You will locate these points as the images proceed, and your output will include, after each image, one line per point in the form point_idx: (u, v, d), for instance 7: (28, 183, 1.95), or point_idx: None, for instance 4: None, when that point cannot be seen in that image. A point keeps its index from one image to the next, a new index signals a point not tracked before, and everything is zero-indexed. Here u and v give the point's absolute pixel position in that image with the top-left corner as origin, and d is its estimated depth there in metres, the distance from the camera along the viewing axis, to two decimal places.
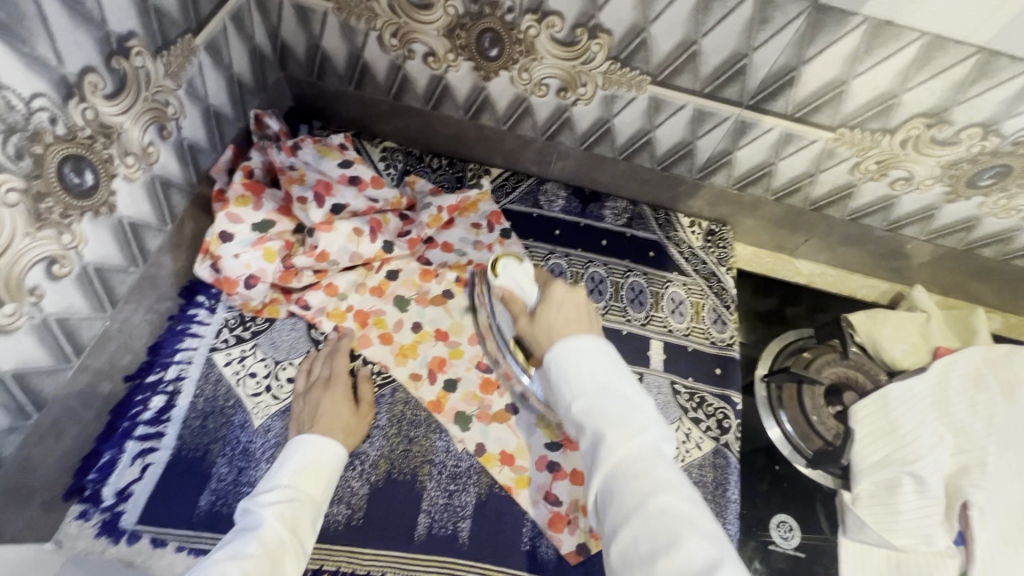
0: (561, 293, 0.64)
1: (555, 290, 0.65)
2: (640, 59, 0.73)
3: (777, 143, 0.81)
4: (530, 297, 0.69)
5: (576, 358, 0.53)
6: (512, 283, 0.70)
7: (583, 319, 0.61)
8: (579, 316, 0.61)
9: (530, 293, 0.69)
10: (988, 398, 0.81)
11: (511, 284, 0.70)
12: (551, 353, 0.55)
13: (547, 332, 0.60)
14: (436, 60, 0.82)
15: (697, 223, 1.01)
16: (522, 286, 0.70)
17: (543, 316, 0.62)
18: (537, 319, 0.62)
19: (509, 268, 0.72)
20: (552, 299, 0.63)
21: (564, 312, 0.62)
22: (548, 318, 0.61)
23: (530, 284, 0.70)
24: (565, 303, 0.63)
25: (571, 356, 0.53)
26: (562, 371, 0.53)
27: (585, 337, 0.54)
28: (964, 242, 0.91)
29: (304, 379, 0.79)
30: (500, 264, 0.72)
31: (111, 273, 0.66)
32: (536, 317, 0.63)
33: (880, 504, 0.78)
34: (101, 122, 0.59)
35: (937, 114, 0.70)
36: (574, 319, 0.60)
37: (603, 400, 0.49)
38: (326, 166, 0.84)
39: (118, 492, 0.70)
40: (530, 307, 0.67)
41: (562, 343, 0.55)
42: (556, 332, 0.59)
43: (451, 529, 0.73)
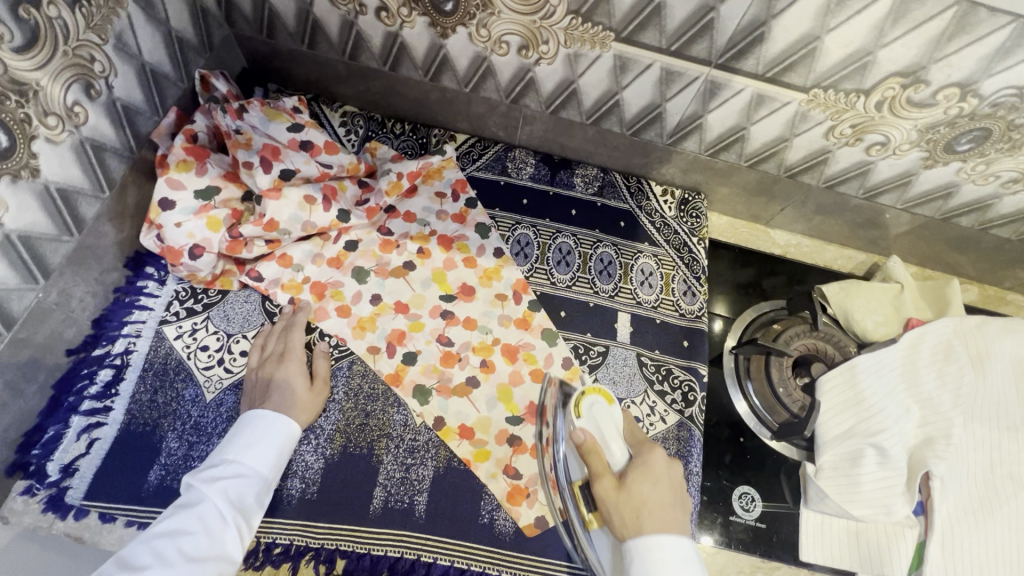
0: (658, 463, 0.62)
1: (653, 458, 0.62)
2: (603, 13, 0.68)
3: (749, 106, 0.77)
4: (617, 453, 0.63)
5: (664, 569, 0.54)
6: (597, 429, 0.64)
7: (672, 509, 0.58)
8: (673, 501, 0.60)
9: (617, 448, 0.63)
10: (955, 369, 0.81)
11: (594, 429, 0.64)
12: (631, 544, 0.56)
13: (638, 509, 0.57)
14: (389, 16, 0.77)
15: (669, 192, 0.98)
16: (605, 434, 0.64)
17: (635, 486, 0.59)
18: (628, 488, 0.59)
19: (595, 411, 0.65)
20: (648, 470, 0.61)
21: (657, 490, 0.60)
22: (642, 493, 0.59)
23: (615, 438, 0.64)
24: (661, 479, 0.61)
25: (657, 562, 0.54)
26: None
27: (678, 542, 0.55)
28: (941, 210, 0.88)
29: (257, 353, 0.76)
30: (586, 401, 0.66)
31: (41, 242, 0.63)
32: (627, 484, 0.59)
33: (842, 476, 0.77)
34: (12, 78, 0.55)
35: (914, 73, 0.66)
36: (665, 505, 0.58)
37: None
38: (275, 129, 0.80)
39: (63, 467, 0.68)
40: (615, 469, 0.62)
41: (647, 541, 0.55)
42: (646, 515, 0.57)
43: (407, 502, 0.72)
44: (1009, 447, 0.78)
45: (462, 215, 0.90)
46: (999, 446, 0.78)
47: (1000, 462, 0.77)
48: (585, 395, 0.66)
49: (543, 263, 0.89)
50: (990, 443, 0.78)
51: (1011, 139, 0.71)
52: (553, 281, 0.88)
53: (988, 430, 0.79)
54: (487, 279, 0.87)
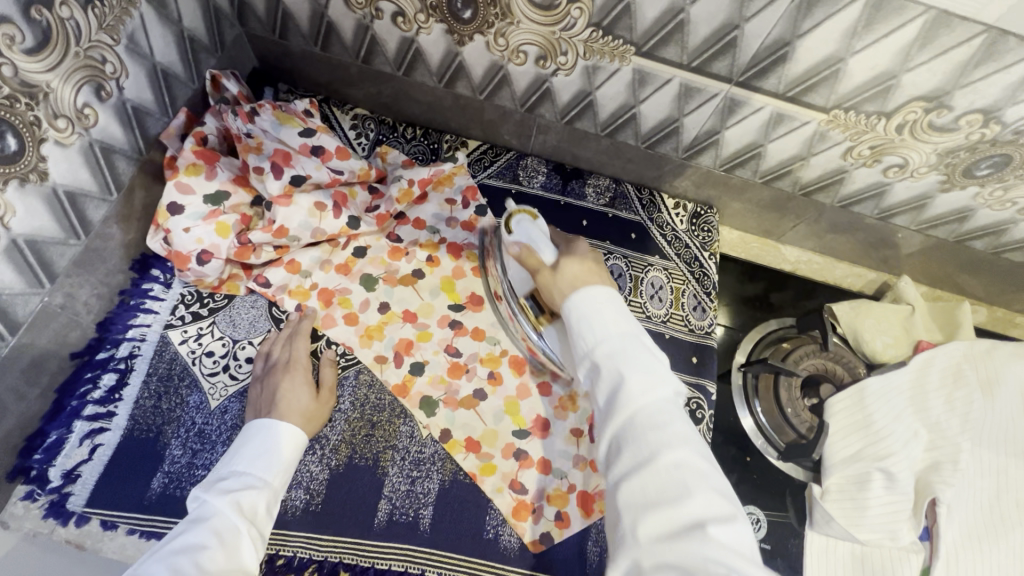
0: (584, 249, 0.67)
1: (578, 245, 0.68)
2: (624, 27, 0.67)
3: (767, 123, 0.76)
4: (546, 251, 0.67)
5: (595, 308, 0.57)
6: (528, 240, 0.68)
7: (598, 274, 0.64)
8: (599, 270, 0.65)
9: (547, 247, 0.67)
10: (964, 394, 0.81)
11: (526, 240, 0.68)
12: (569, 302, 0.59)
13: (570, 283, 0.63)
14: (406, 21, 0.76)
15: (681, 205, 0.97)
16: (537, 242, 0.68)
17: (567, 266, 0.64)
18: (559, 270, 0.64)
19: (525, 225, 0.70)
20: (575, 253, 0.66)
21: (587, 267, 0.65)
22: (572, 270, 0.64)
23: (545, 240, 0.68)
24: (587, 256, 0.65)
25: (592, 304, 0.57)
26: (583, 316, 0.57)
27: (605, 289, 0.58)
28: (955, 233, 0.87)
29: (262, 362, 0.75)
30: (514, 220, 0.70)
31: (48, 246, 0.62)
32: (558, 266, 0.65)
33: (848, 499, 0.77)
34: (23, 80, 0.53)
35: (938, 98, 0.65)
36: (594, 272, 0.64)
37: (627, 347, 0.53)
38: (286, 134, 0.77)
39: (65, 473, 0.67)
40: (549, 263, 0.66)
41: (580, 292, 0.58)
42: (579, 283, 0.62)
43: (412, 516, 0.71)
44: (1016, 473, 0.76)
45: (472, 223, 0.89)
46: (1006, 471, 0.76)
47: (1006, 489, 0.76)
48: (512, 215, 0.71)
49: None
50: (997, 469, 0.77)
51: None
52: None
53: (995, 456, 0.77)
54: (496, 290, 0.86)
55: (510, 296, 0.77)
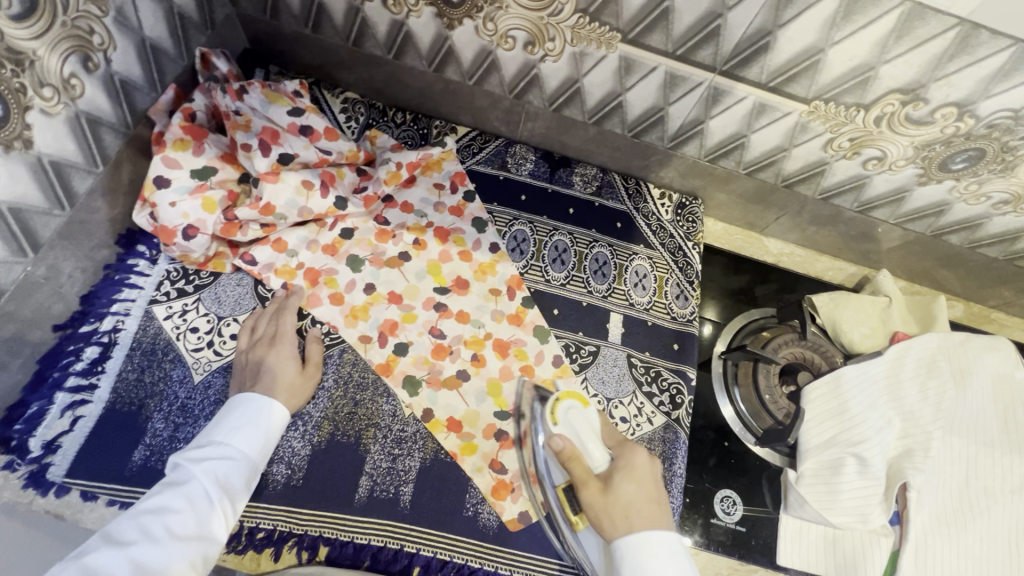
0: (640, 462, 0.66)
1: (635, 458, 0.67)
2: (611, 14, 0.68)
3: (750, 114, 0.78)
4: (597, 458, 0.66)
5: (653, 563, 0.56)
6: (575, 435, 0.68)
7: (656, 503, 0.62)
8: (656, 500, 0.63)
9: (597, 454, 0.67)
10: (937, 384, 0.82)
11: (571, 435, 0.68)
12: (620, 542, 0.58)
13: (625, 509, 0.61)
14: (395, 4, 0.76)
15: (667, 195, 0.98)
16: (584, 439, 0.68)
17: (621, 488, 0.62)
18: (612, 490, 0.62)
19: (571, 416, 0.70)
20: (630, 469, 0.65)
21: (640, 490, 0.63)
22: (627, 493, 0.62)
23: (593, 442, 0.68)
24: (642, 478, 0.65)
25: (643, 552, 0.57)
26: (636, 571, 0.56)
27: (662, 537, 0.58)
28: (933, 227, 0.89)
29: (248, 335, 0.76)
30: (561, 407, 0.70)
31: (32, 215, 0.62)
32: (611, 486, 0.63)
33: (822, 483, 0.79)
34: (8, 46, 0.54)
35: (914, 90, 0.67)
36: (649, 502, 0.62)
37: None
38: (274, 112, 0.78)
39: (45, 444, 0.68)
40: (597, 471, 0.65)
41: (633, 536, 0.58)
42: (633, 512, 0.60)
43: (392, 492, 0.72)
44: (985, 461, 0.79)
45: (459, 208, 0.90)
46: (975, 460, 0.79)
47: (975, 476, 0.78)
48: (561, 400, 0.71)
49: (538, 260, 0.89)
50: (967, 456, 0.79)
51: (1004, 161, 0.73)
52: (547, 278, 0.88)
53: (966, 444, 0.79)
54: (482, 273, 0.87)
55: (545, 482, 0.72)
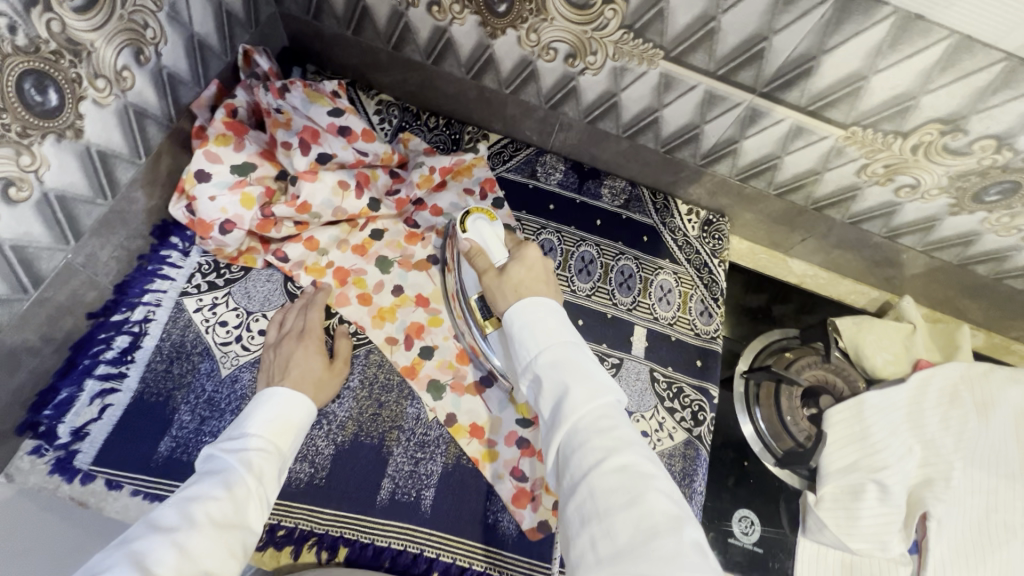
0: (533, 255, 0.67)
1: (528, 251, 0.67)
2: (655, 31, 0.69)
3: (786, 135, 0.78)
4: (496, 254, 0.69)
5: (536, 316, 0.55)
6: (479, 238, 0.71)
7: (546, 283, 0.63)
8: (546, 279, 0.64)
9: (497, 251, 0.70)
10: (960, 414, 0.82)
11: (477, 238, 0.71)
12: (511, 312, 0.57)
13: (515, 284, 0.62)
14: (440, 11, 0.77)
15: (694, 212, 0.99)
16: (489, 243, 0.70)
17: (513, 270, 0.64)
18: (506, 272, 0.64)
19: (479, 225, 0.71)
20: (523, 258, 0.66)
21: (532, 271, 0.65)
22: (518, 273, 0.64)
23: (497, 243, 0.71)
24: (535, 264, 0.66)
25: (533, 314, 0.56)
26: (525, 327, 0.55)
27: (545, 301, 0.57)
28: (960, 257, 0.89)
29: (276, 330, 0.76)
30: (469, 219, 0.72)
31: (76, 203, 0.63)
32: (505, 271, 0.65)
33: (841, 508, 0.78)
34: (69, 37, 0.54)
35: (954, 121, 0.67)
36: (539, 280, 0.64)
37: (568, 354, 0.51)
38: (315, 112, 0.79)
39: (74, 431, 0.68)
40: (497, 264, 0.68)
41: (521, 302, 0.57)
42: (523, 288, 0.61)
43: (414, 496, 0.72)
44: (1005, 495, 0.78)
45: None
46: (996, 492, 0.78)
47: (996, 509, 0.77)
48: (469, 213, 0.73)
49: (565, 270, 0.89)
50: (988, 489, 0.78)
51: None
52: (573, 289, 0.88)
53: (987, 476, 0.79)
54: None
55: (460, 296, 0.77)
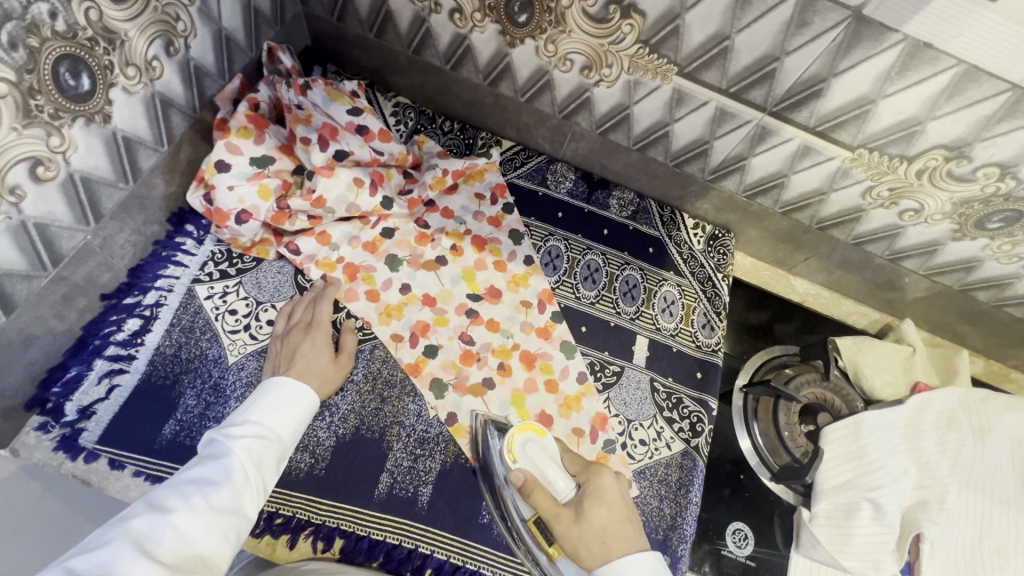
0: (607, 485, 0.64)
1: (603, 480, 0.64)
2: (670, 47, 0.71)
3: (794, 155, 0.79)
4: (561, 489, 0.63)
5: None
6: (533, 468, 0.63)
7: (629, 524, 0.61)
8: (628, 520, 0.62)
9: (562, 484, 0.63)
10: (956, 437, 0.82)
11: (530, 467, 0.63)
12: (602, 573, 0.57)
13: (601, 535, 0.59)
14: (461, 18, 0.79)
15: (701, 226, 1.00)
16: (546, 469, 0.63)
17: (593, 513, 0.60)
18: (583, 519, 0.60)
19: (530, 449, 0.64)
20: (598, 492, 0.62)
21: (611, 513, 0.61)
22: (600, 517, 0.60)
23: (552, 466, 0.64)
24: (614, 500, 0.63)
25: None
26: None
27: (640, 558, 0.57)
28: (961, 282, 0.91)
29: (284, 321, 0.77)
30: (517, 442, 0.64)
31: (99, 186, 0.65)
32: (583, 514, 0.60)
33: (836, 526, 0.79)
34: (105, 26, 0.56)
35: (958, 148, 0.68)
36: (621, 521, 0.61)
37: None
38: (334, 110, 0.82)
39: (81, 409, 0.69)
40: (564, 503, 0.62)
41: (614, 569, 0.57)
42: (609, 537, 0.59)
43: (411, 492, 0.73)
44: (1000, 520, 0.77)
45: (498, 219, 0.92)
46: (990, 517, 0.78)
47: (989, 535, 0.77)
48: (516, 431, 0.65)
49: (570, 277, 0.90)
50: (981, 513, 0.78)
51: None
52: (577, 296, 0.90)
53: (980, 501, 0.78)
54: (514, 285, 0.88)
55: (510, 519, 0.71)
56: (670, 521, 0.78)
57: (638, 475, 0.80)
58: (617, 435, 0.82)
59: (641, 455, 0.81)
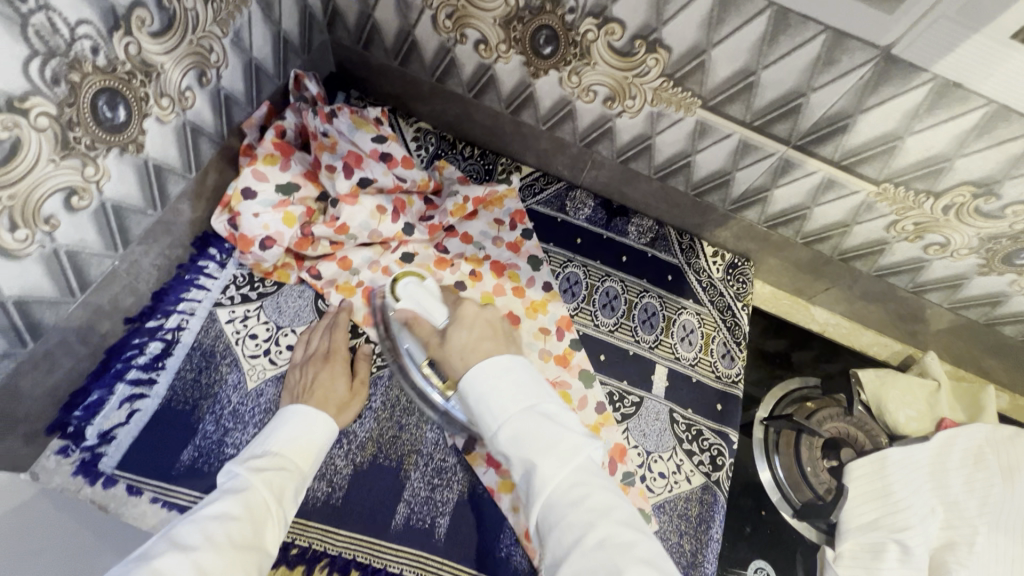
0: (467, 310, 0.66)
1: (465, 308, 0.66)
2: (695, 81, 0.71)
3: (817, 187, 0.79)
4: (437, 316, 0.69)
5: (484, 381, 0.52)
6: (415, 305, 0.72)
7: (492, 338, 0.60)
8: (492, 333, 0.62)
9: (437, 314, 0.69)
10: (985, 477, 0.80)
11: (414, 305, 0.72)
12: (465, 380, 0.53)
13: (459, 353, 0.59)
14: (487, 49, 0.80)
15: (719, 254, 0.99)
16: (425, 306, 0.71)
17: (454, 335, 0.62)
18: (448, 339, 0.63)
19: (410, 290, 0.73)
20: (462, 317, 0.65)
21: (471, 330, 0.63)
22: (458, 337, 0.62)
23: (437, 305, 0.71)
24: (475, 321, 0.64)
25: (488, 377, 0.52)
26: (481, 398, 0.51)
27: (503, 358, 0.53)
28: (986, 316, 0.89)
29: (302, 349, 0.78)
30: (400, 284, 0.74)
31: (128, 213, 0.65)
32: (447, 336, 0.64)
33: (861, 567, 0.76)
34: (143, 59, 0.57)
35: (987, 185, 0.68)
36: (484, 336, 0.61)
37: (529, 422, 0.48)
38: (359, 137, 0.82)
39: (102, 433, 0.69)
40: (439, 327, 0.68)
41: (468, 371, 0.54)
42: (468, 351, 0.59)
43: (428, 523, 0.72)
44: None
45: (517, 245, 0.92)
46: (1023, 562, 0.75)
47: None
48: (400, 279, 0.75)
49: (589, 304, 0.90)
50: (1013, 557, 0.75)
51: None
52: (596, 324, 0.89)
53: (1012, 544, 0.76)
54: (533, 311, 0.88)
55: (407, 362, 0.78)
56: (690, 557, 0.77)
57: (657, 509, 0.79)
58: (636, 467, 0.80)
59: (661, 488, 0.80)
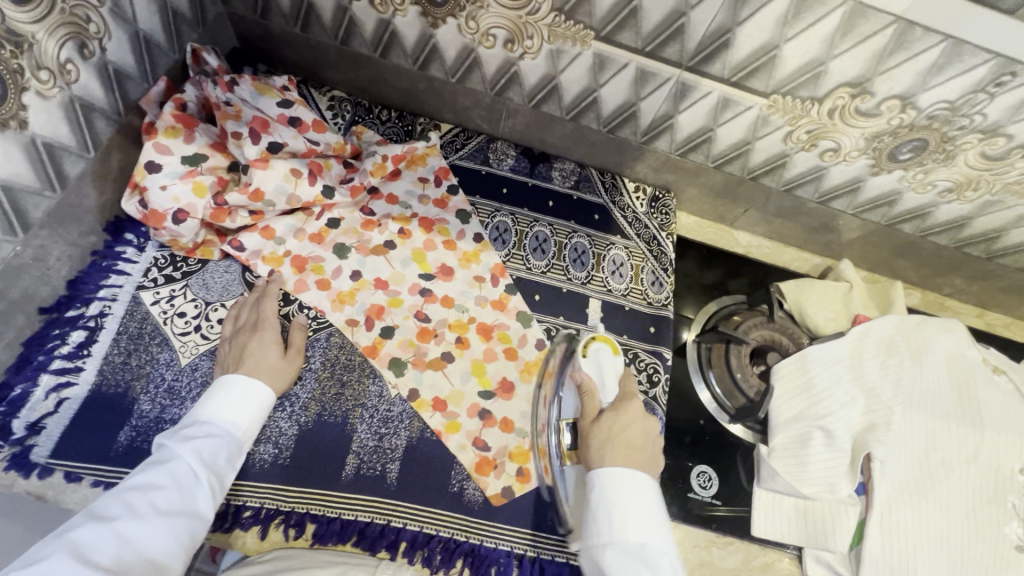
0: (633, 409, 0.66)
1: (633, 405, 0.67)
2: (584, 12, 0.73)
3: (715, 108, 0.83)
4: (606, 395, 0.71)
5: (623, 497, 0.56)
6: (597, 372, 0.73)
7: (639, 450, 0.62)
8: (641, 446, 0.62)
9: (608, 390, 0.71)
10: (896, 361, 0.87)
11: (593, 374, 0.73)
12: (595, 473, 0.59)
13: (605, 440, 0.62)
14: (382, 3, 0.81)
15: (642, 189, 1.03)
16: (603, 379, 0.73)
17: (609, 421, 0.65)
18: (599, 422, 0.65)
19: (600, 355, 0.75)
20: (623, 411, 0.66)
21: (627, 432, 0.63)
22: (612, 427, 0.64)
23: (610, 383, 0.72)
24: (634, 424, 0.65)
25: (617, 491, 0.57)
26: (603, 502, 0.57)
27: (639, 474, 0.58)
28: (887, 217, 0.96)
29: (231, 323, 0.77)
30: (593, 346, 0.76)
31: (23, 196, 0.64)
32: (604, 417, 0.66)
33: (792, 456, 0.82)
34: (9, 29, 0.56)
35: (860, 84, 0.73)
36: (633, 444, 0.62)
37: (634, 560, 0.52)
38: (264, 104, 0.83)
39: (30, 425, 0.67)
40: (601, 407, 0.68)
41: (609, 471, 0.58)
42: (609, 447, 0.61)
43: (379, 470, 0.73)
44: (943, 433, 0.82)
45: (444, 201, 0.93)
46: (935, 432, 0.82)
47: (935, 447, 0.81)
48: (593, 341, 0.76)
49: (519, 249, 0.92)
50: (926, 429, 0.82)
51: (945, 150, 0.79)
52: (529, 266, 0.91)
53: (925, 417, 0.83)
54: (466, 261, 0.89)
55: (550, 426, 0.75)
56: None
57: None
58: None
59: None
